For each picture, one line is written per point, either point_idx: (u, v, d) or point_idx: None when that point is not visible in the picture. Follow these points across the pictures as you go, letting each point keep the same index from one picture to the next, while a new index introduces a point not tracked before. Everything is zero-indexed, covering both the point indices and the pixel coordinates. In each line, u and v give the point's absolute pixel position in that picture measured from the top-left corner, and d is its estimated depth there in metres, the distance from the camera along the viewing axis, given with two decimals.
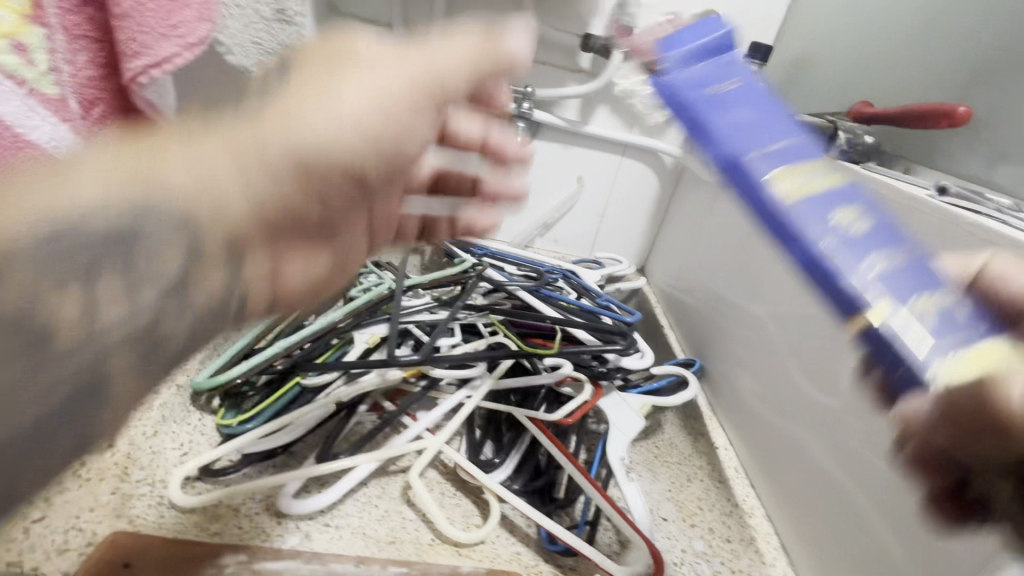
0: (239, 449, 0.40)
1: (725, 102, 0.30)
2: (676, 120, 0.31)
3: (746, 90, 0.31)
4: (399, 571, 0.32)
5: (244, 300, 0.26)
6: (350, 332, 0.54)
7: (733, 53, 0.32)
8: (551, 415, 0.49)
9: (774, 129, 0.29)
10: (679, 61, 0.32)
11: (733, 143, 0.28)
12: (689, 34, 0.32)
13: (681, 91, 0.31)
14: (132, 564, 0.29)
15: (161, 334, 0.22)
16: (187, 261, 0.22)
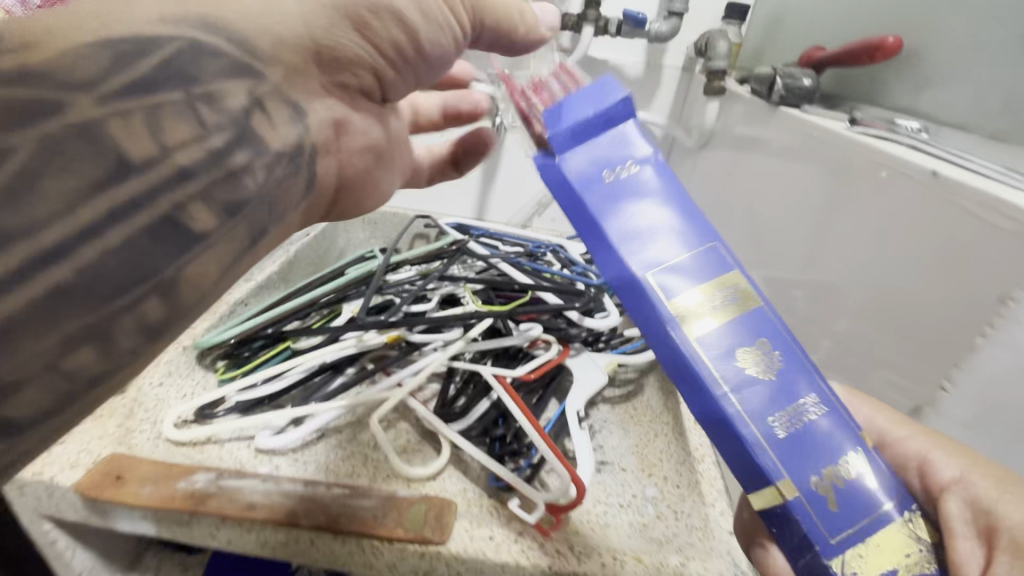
0: (230, 397, 0.47)
1: (623, 193, 0.29)
2: (569, 215, 0.30)
3: (643, 177, 0.29)
4: (341, 492, 0.37)
5: (312, 171, 0.30)
6: (338, 304, 0.59)
7: (632, 123, 0.30)
8: (514, 370, 0.51)
9: (666, 224, 0.28)
10: (574, 146, 0.30)
11: (635, 258, 0.28)
12: (570, 102, 0.30)
13: (573, 180, 0.29)
14: (124, 476, 0.36)
15: (240, 170, 0.24)
16: (252, 84, 0.25)
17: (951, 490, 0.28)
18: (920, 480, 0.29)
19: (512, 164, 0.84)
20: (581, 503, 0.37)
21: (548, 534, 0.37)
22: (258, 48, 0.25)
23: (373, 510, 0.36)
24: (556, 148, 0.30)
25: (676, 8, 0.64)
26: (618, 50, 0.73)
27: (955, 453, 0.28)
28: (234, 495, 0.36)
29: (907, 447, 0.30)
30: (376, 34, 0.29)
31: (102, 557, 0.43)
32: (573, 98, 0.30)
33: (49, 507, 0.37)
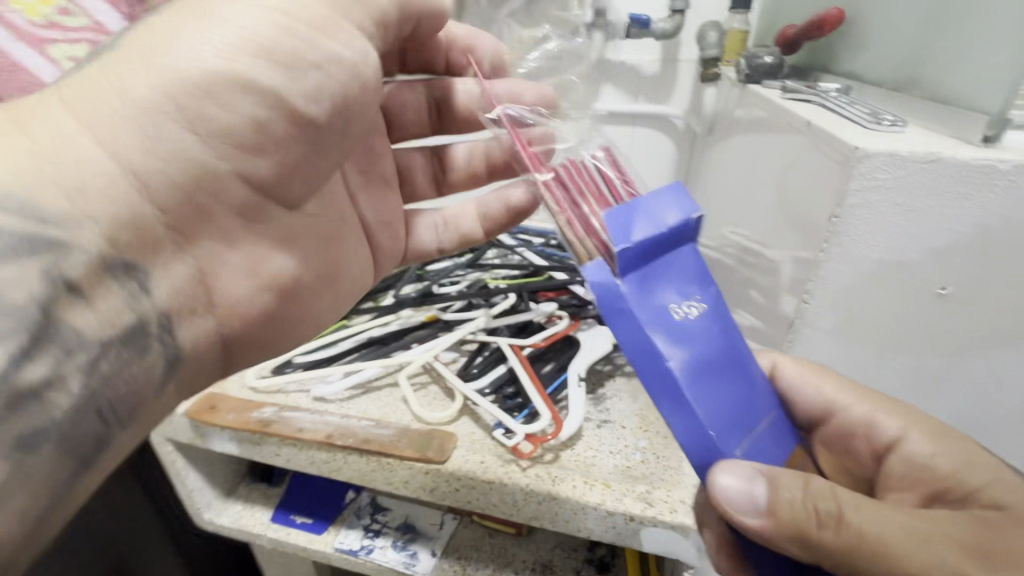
0: (293, 358, 0.58)
1: (693, 335, 0.26)
2: (646, 377, 0.26)
3: (725, 340, 0.27)
4: (367, 424, 0.47)
5: (172, 329, 0.27)
6: (385, 290, 0.71)
7: (689, 248, 0.27)
8: (525, 340, 0.58)
9: (728, 364, 0.26)
10: (641, 269, 0.26)
11: (705, 406, 0.25)
12: (639, 216, 0.26)
13: (643, 315, 0.25)
14: (217, 406, 0.48)
15: (46, 384, 0.22)
16: (49, 261, 0.23)
17: (895, 447, 0.33)
18: (868, 441, 0.35)
19: None
20: (559, 433, 0.45)
21: (524, 457, 0.44)
22: (51, 213, 0.23)
23: (390, 437, 0.45)
24: (624, 273, 0.26)
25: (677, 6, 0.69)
26: (633, 51, 0.79)
27: (896, 414, 0.34)
28: (290, 423, 0.47)
29: (854, 413, 0.35)
30: (241, 130, 0.26)
31: (208, 480, 0.57)
32: (642, 213, 0.27)
33: (169, 430, 0.50)
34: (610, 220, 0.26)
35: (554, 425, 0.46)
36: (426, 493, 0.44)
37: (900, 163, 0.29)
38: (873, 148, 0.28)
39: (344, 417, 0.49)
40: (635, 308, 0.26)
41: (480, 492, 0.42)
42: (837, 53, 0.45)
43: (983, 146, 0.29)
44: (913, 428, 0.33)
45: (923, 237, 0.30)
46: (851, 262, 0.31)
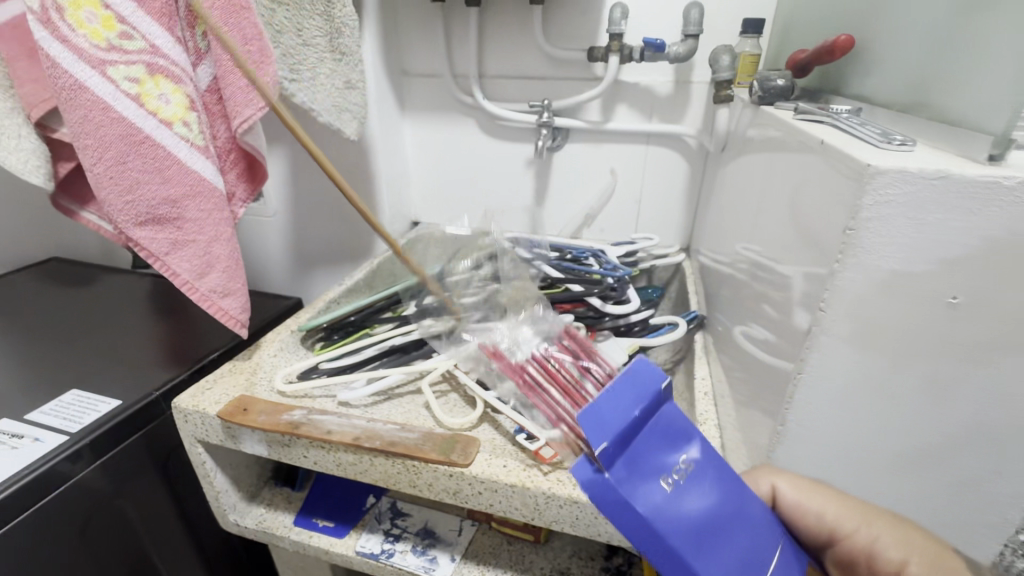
0: (320, 365, 0.61)
1: (688, 508, 0.27)
2: (656, 562, 0.26)
3: (716, 498, 0.28)
4: (393, 428, 0.48)
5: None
6: (406, 301, 0.73)
7: (666, 411, 0.28)
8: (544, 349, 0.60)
9: (727, 512, 0.28)
10: (624, 452, 0.27)
11: (717, 571, 0.26)
12: (614, 399, 0.27)
13: (640, 500, 0.26)
14: (249, 408, 0.50)
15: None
16: None
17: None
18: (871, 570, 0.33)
19: (561, 180, 0.94)
20: None
21: (547, 462, 0.45)
22: None
23: (415, 440, 0.46)
24: (610, 467, 0.26)
25: (690, 31, 0.71)
26: (647, 73, 0.82)
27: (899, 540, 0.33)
28: (318, 425, 0.48)
29: (857, 543, 0.34)
30: None
31: (233, 482, 0.58)
32: (616, 400, 0.27)
33: (201, 431, 0.52)
34: (587, 423, 0.26)
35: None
36: (450, 495, 0.45)
37: (911, 179, 0.27)
38: (884, 164, 0.27)
39: (369, 419, 0.50)
40: (632, 499, 0.26)
41: (502, 496, 0.43)
42: (848, 80, 0.47)
43: (991, 163, 0.29)
44: (913, 557, 0.32)
45: (924, 250, 0.28)
46: (865, 274, 0.29)
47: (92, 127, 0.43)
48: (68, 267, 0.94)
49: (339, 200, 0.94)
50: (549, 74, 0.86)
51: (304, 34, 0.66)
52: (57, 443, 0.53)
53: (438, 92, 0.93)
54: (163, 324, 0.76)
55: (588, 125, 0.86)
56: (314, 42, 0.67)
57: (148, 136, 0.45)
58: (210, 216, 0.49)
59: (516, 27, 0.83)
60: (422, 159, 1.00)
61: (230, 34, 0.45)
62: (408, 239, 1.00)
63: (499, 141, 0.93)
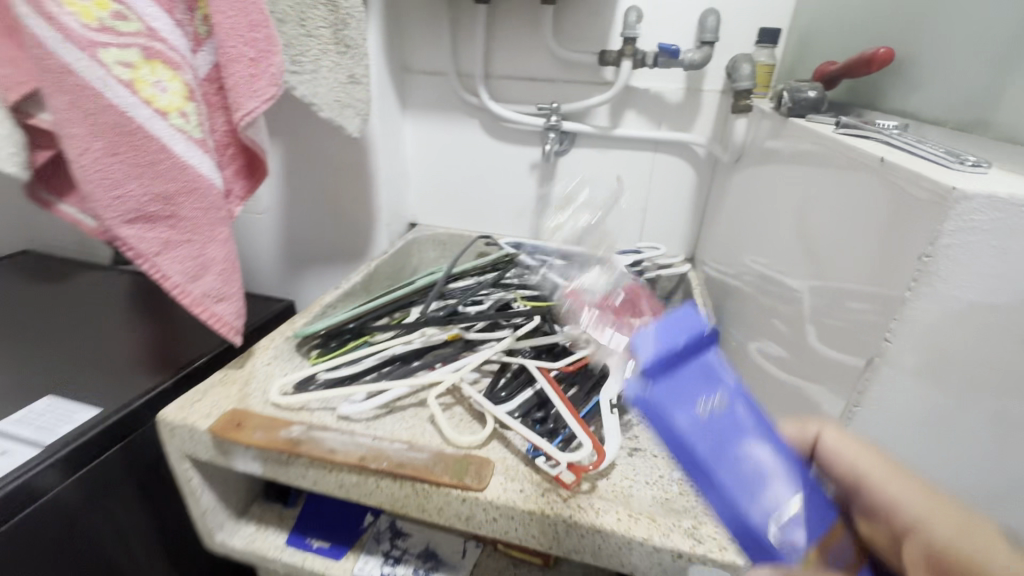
0: (318, 376, 0.57)
1: (720, 431, 0.28)
2: (685, 469, 0.28)
3: (749, 426, 0.28)
4: (400, 447, 0.45)
5: None
6: (407, 307, 0.70)
7: (711, 349, 0.29)
8: (555, 362, 0.58)
9: (761, 441, 0.28)
10: (667, 373, 0.28)
11: (743, 489, 0.27)
12: (661, 330, 0.29)
13: (674, 412, 0.27)
14: (243, 423, 0.47)
15: None
16: None
17: None
18: None
19: (565, 185, 0.92)
20: (602, 464, 0.43)
21: (569, 488, 0.42)
22: None
23: (425, 461, 0.43)
24: (651, 377, 0.28)
25: (707, 38, 0.69)
26: (658, 80, 0.80)
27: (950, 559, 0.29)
28: (320, 443, 0.45)
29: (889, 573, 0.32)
30: None
31: (221, 499, 0.55)
32: (669, 327, 0.28)
33: (189, 446, 0.48)
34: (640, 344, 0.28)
35: (596, 455, 0.44)
36: (461, 521, 0.42)
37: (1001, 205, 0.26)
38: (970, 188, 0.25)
39: (374, 436, 0.47)
40: (666, 410, 0.27)
41: (518, 523, 0.41)
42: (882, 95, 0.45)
43: None
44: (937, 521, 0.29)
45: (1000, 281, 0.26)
46: (939, 306, 0.28)
47: (80, 115, 0.39)
48: (41, 261, 0.89)
49: (334, 199, 0.90)
50: (557, 76, 0.83)
51: (308, 24, 0.63)
52: (29, 457, 0.49)
53: (442, 90, 0.89)
54: (146, 326, 0.72)
55: (596, 130, 0.84)
56: (318, 34, 0.64)
57: (141, 126, 0.41)
58: (206, 215, 0.46)
59: (525, 26, 0.81)
60: (422, 159, 0.97)
61: (234, 19, 0.41)
62: (405, 241, 0.97)
63: (503, 144, 0.91)
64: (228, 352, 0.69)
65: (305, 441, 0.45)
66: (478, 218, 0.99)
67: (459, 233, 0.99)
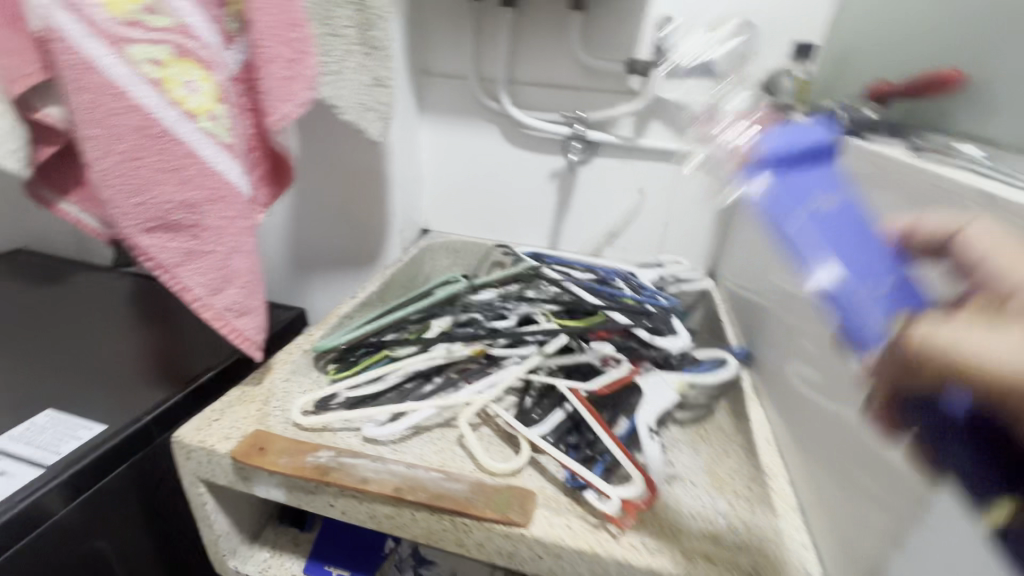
0: (341, 394, 0.55)
1: (840, 220, 0.28)
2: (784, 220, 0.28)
3: (855, 211, 0.28)
4: (437, 476, 0.42)
5: None
6: (428, 320, 0.67)
7: (836, 155, 0.31)
8: (588, 384, 0.56)
9: (863, 220, 0.28)
10: (795, 165, 0.29)
11: (842, 243, 0.27)
12: (804, 127, 0.31)
13: (794, 203, 0.28)
14: (267, 447, 0.43)
15: None
16: None
17: None
18: None
19: (585, 195, 0.90)
20: (652, 501, 0.40)
21: (623, 526, 0.39)
22: None
23: (464, 493, 0.41)
24: (775, 163, 0.29)
25: (742, 50, 0.68)
26: (687, 91, 0.78)
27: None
28: (351, 470, 0.42)
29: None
30: None
31: (235, 524, 0.51)
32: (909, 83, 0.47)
33: (205, 470, 0.45)
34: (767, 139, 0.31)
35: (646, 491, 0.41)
36: (503, 558, 0.40)
37: None
38: None
39: (407, 463, 0.44)
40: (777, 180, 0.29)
41: (566, 562, 0.38)
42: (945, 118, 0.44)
43: None
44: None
45: None
46: None
47: (103, 115, 0.36)
48: (36, 260, 0.85)
49: (347, 203, 0.87)
50: (582, 84, 0.81)
51: (334, 24, 0.60)
52: (31, 478, 0.45)
53: (462, 94, 0.87)
54: (150, 333, 0.68)
55: (621, 140, 0.82)
56: (343, 33, 0.61)
57: (167, 129, 0.38)
58: (233, 224, 0.43)
59: (551, 31, 0.78)
60: (437, 164, 0.95)
61: (272, 18, 0.38)
62: (419, 248, 0.94)
63: (523, 151, 0.88)
64: (238, 364, 0.65)
65: (334, 470, 0.42)
66: (493, 225, 0.96)
67: (473, 241, 0.96)
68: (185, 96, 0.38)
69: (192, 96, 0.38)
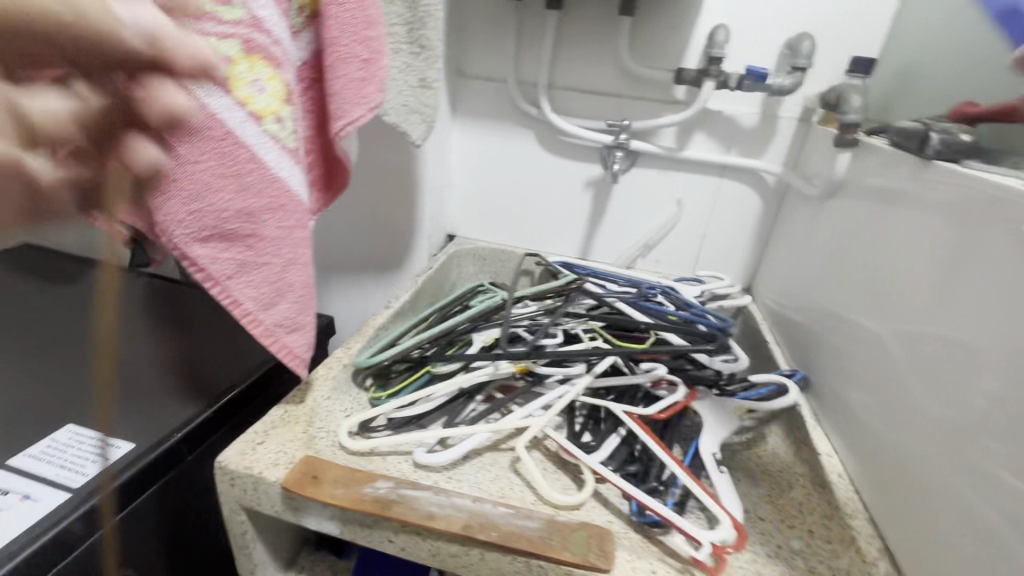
0: (386, 414, 0.51)
1: None
2: None
3: None
4: (506, 511, 0.39)
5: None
6: (469, 334, 0.64)
7: None
8: (644, 409, 0.53)
9: None
10: None
11: None
12: None
13: None
14: (320, 476, 0.40)
15: None
16: None
17: None
18: None
19: (621, 205, 0.87)
20: (745, 546, 0.39)
21: (712, 572, 0.37)
22: None
23: (538, 532, 0.38)
24: None
25: (800, 63, 0.66)
26: (735, 102, 0.76)
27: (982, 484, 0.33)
28: (414, 504, 0.39)
29: None
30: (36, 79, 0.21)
31: (272, 552, 0.48)
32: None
33: (250, 499, 0.42)
34: None
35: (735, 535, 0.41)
36: None
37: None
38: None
39: (471, 496, 0.41)
40: None
41: None
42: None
43: None
44: None
45: None
46: None
47: None
48: (45, 257, 0.80)
49: (376, 207, 0.83)
50: (624, 91, 0.78)
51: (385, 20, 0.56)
52: (57, 504, 0.42)
53: (498, 97, 0.84)
54: (171, 339, 0.64)
55: (663, 150, 0.79)
56: (392, 32, 0.58)
57: (231, 130, 0.35)
58: (290, 234, 0.40)
59: (595, 36, 0.76)
60: (466, 168, 0.92)
61: (349, 15, 0.36)
62: (447, 254, 0.91)
63: (559, 158, 0.86)
64: (268, 375, 0.62)
65: (397, 504, 0.39)
66: (524, 233, 0.93)
67: (502, 249, 0.94)
68: (243, 97, 0.35)
69: (260, 105, 0.36)
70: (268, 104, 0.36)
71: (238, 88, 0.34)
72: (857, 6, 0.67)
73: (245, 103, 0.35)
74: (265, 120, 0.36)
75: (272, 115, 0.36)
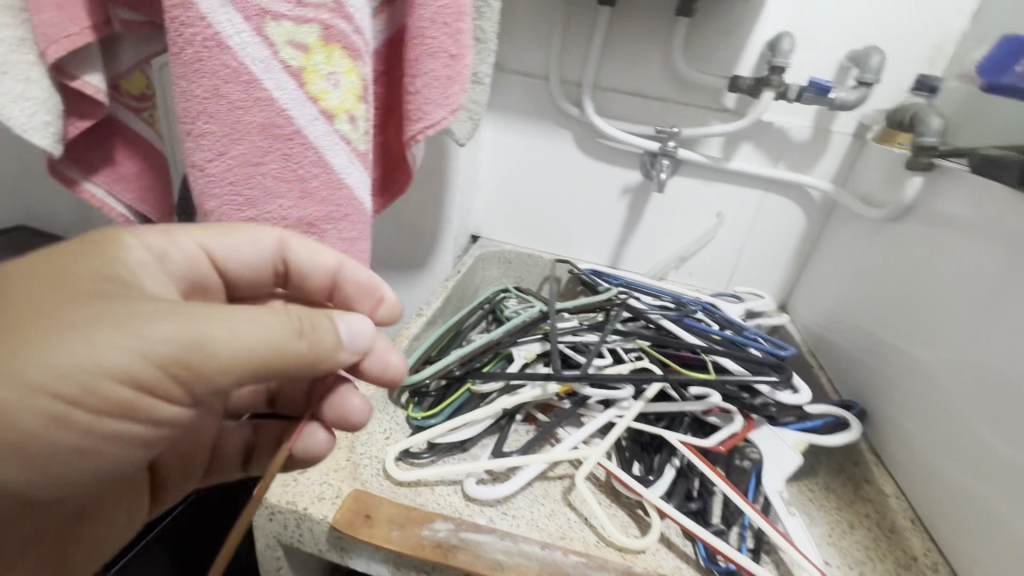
0: (429, 439, 0.47)
1: None
2: None
3: None
4: (577, 560, 0.36)
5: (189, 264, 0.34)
6: (508, 348, 0.60)
7: None
8: (703, 440, 0.50)
9: None
10: None
11: None
12: None
13: None
14: (372, 516, 0.36)
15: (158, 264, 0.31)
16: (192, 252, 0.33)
17: None
18: None
19: (657, 214, 0.83)
20: None
21: None
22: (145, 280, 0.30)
23: None
24: None
25: (867, 78, 0.63)
26: (787, 114, 0.73)
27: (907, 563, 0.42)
28: (479, 551, 0.35)
29: None
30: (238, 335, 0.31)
31: None
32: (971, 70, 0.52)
33: (290, 535, 0.38)
34: None
35: None
36: None
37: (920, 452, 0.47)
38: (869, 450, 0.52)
39: (535, 539, 0.38)
40: None
41: None
42: None
43: None
44: None
45: None
46: None
47: (226, 108, 0.33)
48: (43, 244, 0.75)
49: (402, 205, 0.79)
50: (671, 96, 0.74)
51: None
52: None
53: (536, 95, 0.80)
54: None
55: (709, 160, 0.76)
56: None
57: (300, 130, 0.35)
58: (348, 244, 0.41)
59: (645, 36, 0.72)
60: (496, 168, 0.87)
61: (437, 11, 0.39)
62: (472, 257, 0.87)
63: (595, 162, 0.82)
64: None
65: (460, 550, 0.35)
66: (552, 237, 0.90)
67: (529, 254, 0.90)
68: (316, 91, 0.35)
69: (334, 101, 0.35)
70: (343, 101, 0.36)
71: (313, 83, 0.34)
72: (925, 19, 0.64)
73: (319, 99, 0.35)
74: (337, 118, 0.36)
75: (345, 113, 0.36)
